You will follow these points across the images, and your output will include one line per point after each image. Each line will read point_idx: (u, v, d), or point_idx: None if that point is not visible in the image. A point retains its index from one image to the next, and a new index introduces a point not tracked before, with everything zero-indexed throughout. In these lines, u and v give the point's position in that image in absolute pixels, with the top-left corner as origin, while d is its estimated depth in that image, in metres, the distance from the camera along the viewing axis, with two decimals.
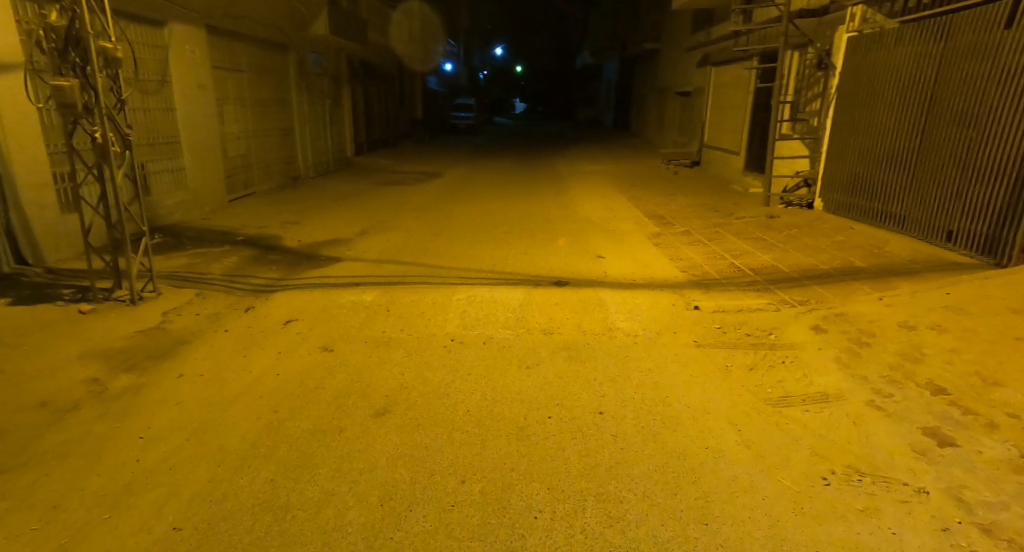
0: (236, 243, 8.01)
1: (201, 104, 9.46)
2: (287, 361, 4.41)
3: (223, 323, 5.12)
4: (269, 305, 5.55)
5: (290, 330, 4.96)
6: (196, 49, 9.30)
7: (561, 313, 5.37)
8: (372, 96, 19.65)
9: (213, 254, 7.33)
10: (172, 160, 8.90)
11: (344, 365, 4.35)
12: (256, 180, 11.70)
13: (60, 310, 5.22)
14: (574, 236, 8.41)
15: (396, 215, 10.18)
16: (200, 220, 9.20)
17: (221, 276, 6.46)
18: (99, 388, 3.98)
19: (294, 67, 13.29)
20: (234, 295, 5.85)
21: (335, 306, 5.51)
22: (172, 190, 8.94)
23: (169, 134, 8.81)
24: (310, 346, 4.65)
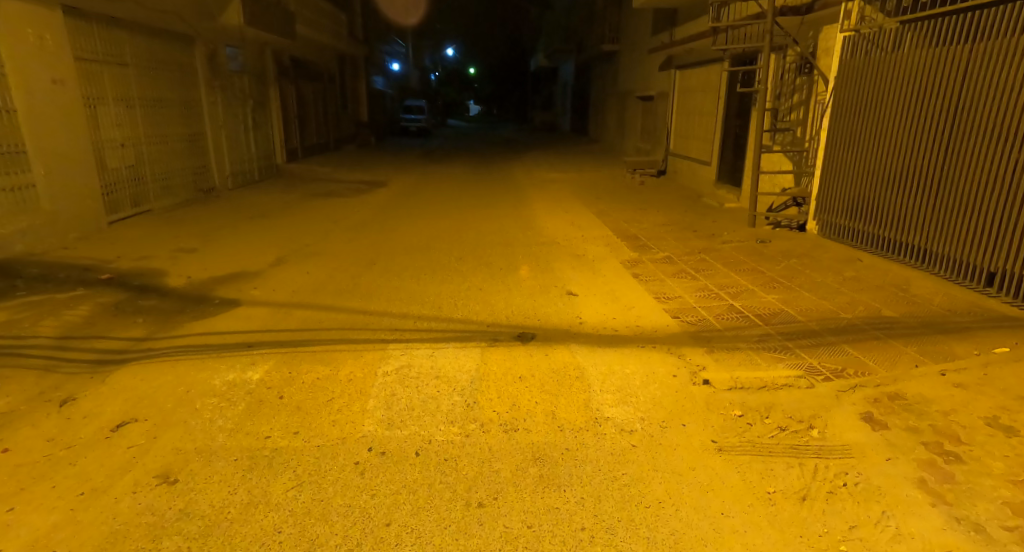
0: (96, 283, 6.27)
1: (56, 105, 7.63)
2: (86, 514, 2.81)
3: (7, 435, 3.47)
4: (100, 394, 3.93)
5: (118, 446, 3.35)
6: (46, 35, 7.51)
7: (526, 393, 3.89)
8: (306, 97, 17.83)
9: (56, 304, 5.59)
10: (14, 178, 7.05)
11: (182, 519, 2.78)
12: (152, 195, 9.87)
13: None
14: (535, 264, 6.98)
15: (321, 236, 8.54)
16: (57, 251, 7.38)
17: (49, 343, 4.75)
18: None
19: (201, 62, 11.43)
20: (51, 377, 4.18)
21: (205, 392, 3.92)
22: (14, 214, 7.06)
23: (9, 144, 6.96)
24: (141, 479, 3.06)
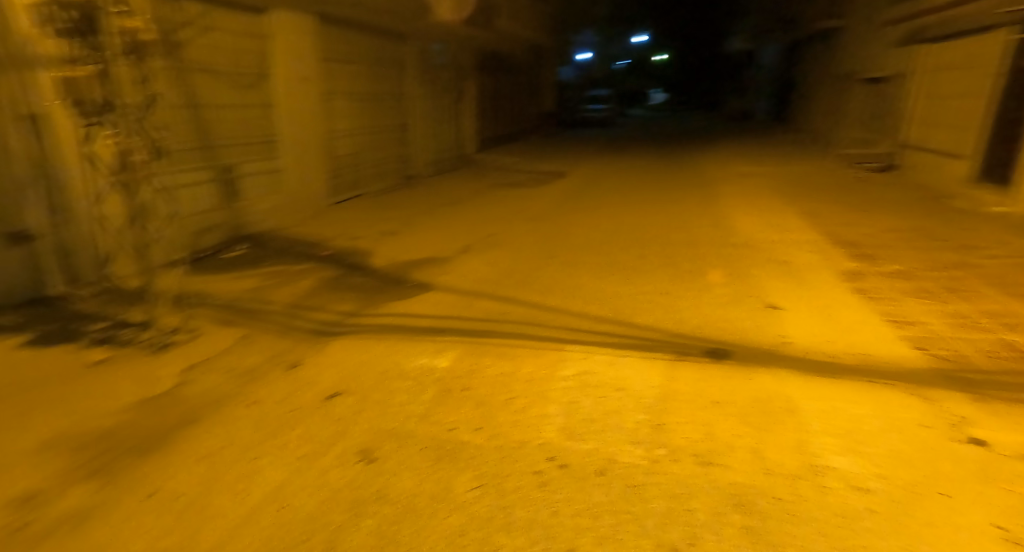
0: (319, 258, 6.96)
1: (304, 98, 8.68)
2: (302, 479, 3.00)
3: (251, 391, 3.90)
4: (318, 363, 4.28)
5: (331, 417, 3.57)
6: (303, 39, 8.59)
7: (721, 422, 3.44)
8: (499, 89, 18.42)
9: (287, 275, 6.28)
10: (268, 162, 8.13)
11: (380, 498, 2.84)
12: (367, 179, 10.78)
13: (78, 357, 4.19)
14: (735, 269, 6.33)
15: (510, 225, 8.66)
16: (296, 227, 8.30)
17: (282, 310, 5.34)
18: (35, 514, 2.73)
19: (413, 59, 12.30)
20: (282, 342, 4.66)
21: (399, 374, 4.06)
22: (267, 192, 8.14)
23: (266, 132, 8.06)
24: (345, 452, 3.21)
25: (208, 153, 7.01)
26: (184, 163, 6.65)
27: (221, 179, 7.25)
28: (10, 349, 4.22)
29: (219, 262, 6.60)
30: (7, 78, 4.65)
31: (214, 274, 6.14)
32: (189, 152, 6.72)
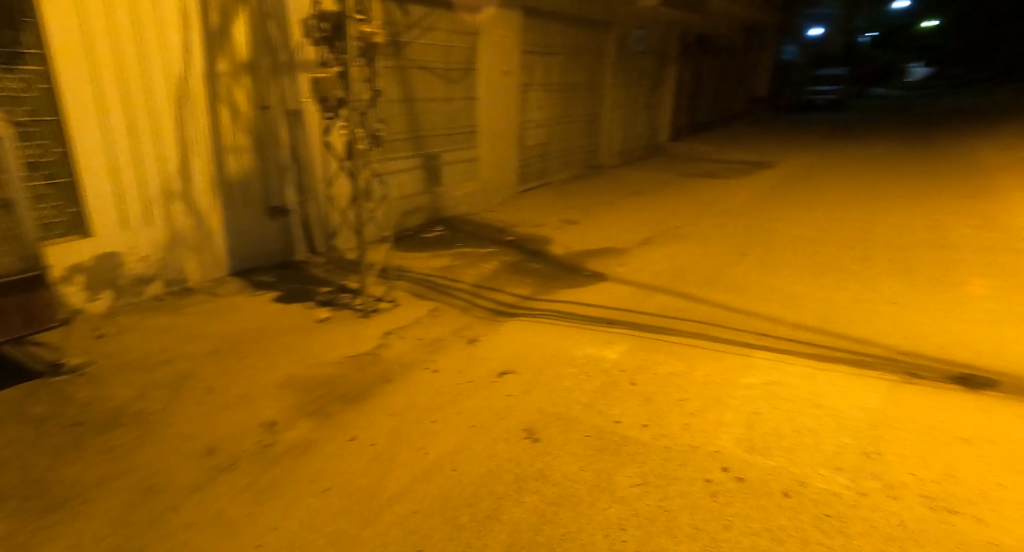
0: (503, 243, 7.42)
1: (502, 91, 9.19)
2: (474, 446, 3.30)
3: (435, 359, 4.35)
4: (494, 340, 4.62)
5: (503, 393, 3.85)
6: (508, 34, 9.07)
7: (955, 464, 3.03)
8: (704, 73, 17.57)
9: (474, 257, 6.80)
10: (467, 151, 8.78)
11: (541, 478, 3.02)
12: (553, 168, 11.11)
13: (305, 313, 4.95)
14: (958, 285, 5.48)
15: (696, 219, 8.37)
16: (484, 213, 8.91)
17: (468, 288, 5.82)
18: (271, 438, 3.36)
19: (613, 48, 12.29)
20: (465, 317, 5.11)
21: (568, 360, 4.23)
22: (464, 178, 8.81)
23: (468, 124, 8.70)
24: (513, 428, 3.45)
25: (416, 142, 7.78)
26: (396, 152, 7.51)
27: (426, 166, 8.02)
28: (267, 301, 5.09)
29: (419, 241, 7.35)
30: (280, 83, 5.56)
31: (411, 252, 6.86)
32: (400, 142, 7.54)
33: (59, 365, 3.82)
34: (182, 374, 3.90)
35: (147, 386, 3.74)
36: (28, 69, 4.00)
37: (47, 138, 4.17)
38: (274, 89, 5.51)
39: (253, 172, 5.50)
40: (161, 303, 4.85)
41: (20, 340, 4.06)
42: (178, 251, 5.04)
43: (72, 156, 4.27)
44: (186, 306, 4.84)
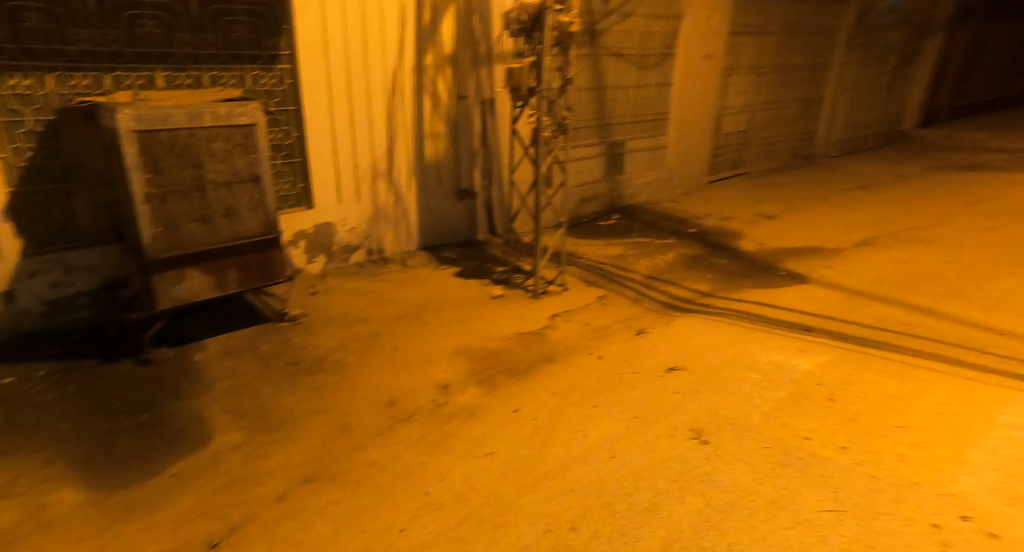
0: (683, 235, 7.21)
1: (702, 76, 8.82)
2: (634, 437, 3.34)
3: (601, 345, 4.43)
4: (663, 334, 4.56)
5: (669, 389, 3.81)
6: (715, 15, 8.61)
7: None
8: (1005, 40, 14.14)
9: (652, 248, 6.70)
10: (655, 138, 8.61)
11: (709, 482, 2.96)
12: (751, 158, 10.37)
13: (481, 289, 5.32)
14: None
15: (931, 223, 7.21)
16: (666, 203, 8.73)
17: (641, 279, 5.78)
18: (443, 398, 3.72)
19: (849, 23, 10.92)
20: (635, 308, 5.11)
21: (744, 364, 4.03)
22: (647, 167, 8.65)
23: (659, 110, 8.51)
24: (682, 426, 3.41)
25: (603, 129, 7.85)
26: (583, 139, 7.66)
27: (610, 154, 8.04)
28: (451, 275, 5.57)
29: (594, 228, 7.44)
30: (478, 74, 5.97)
31: (587, 239, 6.98)
32: (586, 130, 7.65)
33: (284, 314, 4.56)
34: (375, 332, 4.47)
35: (347, 339, 4.35)
36: (281, 68, 4.81)
37: (289, 125, 4.95)
38: (472, 79, 5.93)
39: (447, 156, 6.00)
40: (362, 270, 5.55)
41: (258, 290, 4.94)
42: (379, 226, 5.71)
43: (305, 141, 5.03)
44: (382, 274, 5.49)
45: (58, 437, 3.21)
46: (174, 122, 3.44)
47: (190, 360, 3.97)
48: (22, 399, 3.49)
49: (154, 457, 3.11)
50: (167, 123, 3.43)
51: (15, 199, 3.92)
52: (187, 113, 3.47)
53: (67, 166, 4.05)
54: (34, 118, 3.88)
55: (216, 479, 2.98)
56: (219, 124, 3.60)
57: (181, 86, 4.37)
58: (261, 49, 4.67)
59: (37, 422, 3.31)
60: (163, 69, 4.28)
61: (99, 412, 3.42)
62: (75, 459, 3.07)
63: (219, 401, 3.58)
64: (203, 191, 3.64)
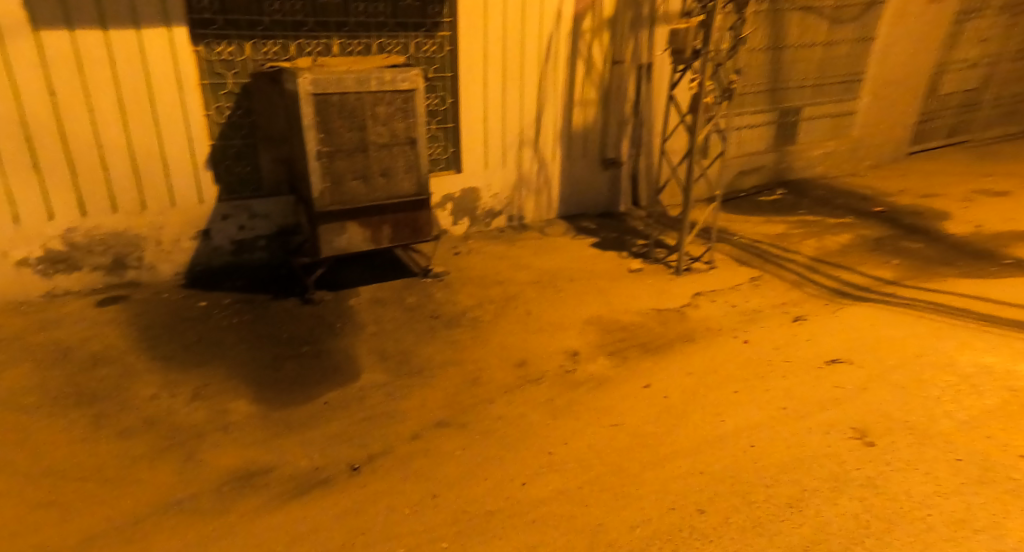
0: (866, 213, 6.49)
1: (918, 26, 7.70)
2: (780, 430, 3.14)
3: (748, 329, 4.19)
4: (822, 324, 4.19)
5: (824, 384, 3.51)
6: None
7: None
8: None
9: (823, 227, 6.11)
10: (841, 104, 7.73)
11: (870, 487, 2.70)
12: (977, 123, 8.90)
13: (619, 261, 5.24)
14: None
15: None
16: (849, 177, 7.86)
17: (803, 262, 5.30)
18: (571, 365, 3.78)
19: None
20: (794, 293, 4.73)
21: (925, 365, 3.59)
22: (825, 138, 7.81)
23: (851, 72, 7.61)
24: (842, 425, 3.14)
25: (783, 93, 7.23)
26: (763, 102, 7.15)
27: (780, 123, 7.37)
28: (589, 245, 5.56)
29: (754, 204, 6.93)
30: (638, 37, 5.76)
31: (744, 215, 6.53)
32: (756, 95, 7.05)
33: (428, 269, 4.86)
34: (510, 294, 4.62)
35: (483, 299, 4.55)
36: (442, 34, 5.01)
37: (446, 91, 5.17)
38: (631, 43, 5.74)
39: (596, 123, 5.92)
40: (503, 235, 5.71)
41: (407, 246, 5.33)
42: (521, 193, 5.82)
43: (459, 107, 5.23)
44: (520, 240, 5.62)
45: (234, 358, 3.78)
46: (345, 87, 3.77)
47: (345, 304, 4.43)
48: (213, 322, 4.15)
49: (309, 385, 3.55)
50: (338, 86, 3.76)
51: (216, 151, 4.57)
52: (356, 77, 3.78)
53: (256, 125, 4.64)
54: (233, 81, 4.47)
55: (359, 412, 3.33)
56: (383, 89, 3.88)
57: (353, 52, 4.74)
58: (425, 17, 4.90)
59: (221, 343, 3.92)
60: (339, 37, 4.68)
61: (267, 340, 3.96)
62: (247, 377, 3.60)
63: (366, 343, 3.97)
64: (365, 152, 3.96)
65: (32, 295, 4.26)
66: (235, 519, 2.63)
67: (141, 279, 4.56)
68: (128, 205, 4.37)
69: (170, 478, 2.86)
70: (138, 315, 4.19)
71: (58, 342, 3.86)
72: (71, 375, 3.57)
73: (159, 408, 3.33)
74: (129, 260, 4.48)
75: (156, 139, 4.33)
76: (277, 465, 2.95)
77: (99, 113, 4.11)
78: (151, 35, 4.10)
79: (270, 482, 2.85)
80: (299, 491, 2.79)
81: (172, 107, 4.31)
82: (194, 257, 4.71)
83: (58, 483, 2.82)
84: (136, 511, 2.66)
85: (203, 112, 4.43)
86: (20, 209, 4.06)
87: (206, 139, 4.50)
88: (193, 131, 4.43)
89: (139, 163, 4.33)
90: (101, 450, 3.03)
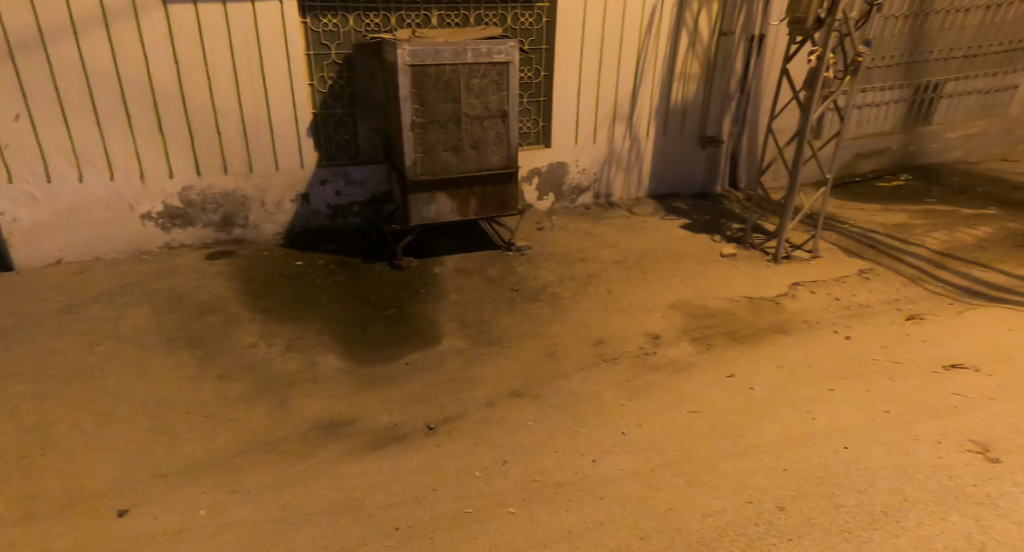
0: (1012, 204, 5.84)
1: None
2: (873, 435, 2.95)
3: (852, 325, 3.91)
4: (937, 326, 3.85)
5: (933, 390, 3.24)
6: None
7: None
8: None
9: (951, 219, 5.55)
10: (986, 81, 6.92)
11: (987, 506, 2.49)
12: None
13: (713, 245, 5.04)
14: None
15: None
16: (989, 163, 7.06)
17: (928, 256, 4.84)
18: (651, 348, 3.72)
19: None
20: (908, 289, 4.35)
21: None
22: (968, 117, 7.06)
23: (1010, 41, 6.78)
24: (958, 437, 2.90)
25: (936, 65, 6.62)
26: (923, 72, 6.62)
27: (914, 100, 6.72)
28: (683, 226, 5.37)
29: (871, 189, 6.39)
30: (750, 6, 5.41)
31: (858, 202, 6.04)
32: (886, 70, 6.44)
33: (512, 243, 4.90)
34: (591, 272, 4.59)
35: (564, 275, 4.55)
36: (541, 6, 4.94)
37: (541, 64, 5.12)
38: (741, 13, 5.41)
39: (697, 98, 5.67)
40: (588, 212, 5.62)
41: (491, 219, 5.40)
42: (610, 170, 5.70)
43: (553, 80, 5.16)
44: (606, 218, 5.52)
45: (325, 315, 4.03)
46: (443, 58, 3.83)
47: (431, 271, 4.57)
48: (309, 280, 4.44)
49: (391, 346, 3.72)
50: (436, 58, 3.83)
51: (319, 119, 4.82)
52: (453, 49, 3.83)
53: (356, 95, 4.85)
54: (337, 52, 4.67)
55: (437, 376, 3.46)
56: (479, 61, 3.91)
57: (451, 24, 4.80)
58: None
59: (314, 300, 4.20)
60: (438, 8, 4.74)
61: (356, 301, 4.19)
62: (336, 334, 3.83)
63: (448, 310, 4.09)
64: (458, 123, 4.03)
65: (153, 245, 4.73)
66: (321, 463, 2.84)
67: (246, 237, 4.94)
68: (238, 168, 4.73)
69: (262, 421, 3.12)
70: (242, 269, 4.55)
71: (174, 289, 4.28)
72: (183, 319, 3.96)
73: (256, 356, 3.62)
74: (237, 219, 4.86)
75: (264, 107, 4.63)
76: (358, 417, 3.15)
77: (215, 81, 4.44)
78: (265, 7, 4.36)
79: (352, 432, 3.05)
80: (377, 444, 2.97)
81: (280, 77, 4.58)
82: (294, 219, 5.02)
83: (167, 414, 3.16)
84: (233, 446, 2.95)
85: (308, 82, 4.68)
86: (145, 167, 4.50)
87: (310, 108, 4.76)
88: (299, 100, 4.69)
89: (249, 129, 4.65)
90: (206, 389, 3.35)
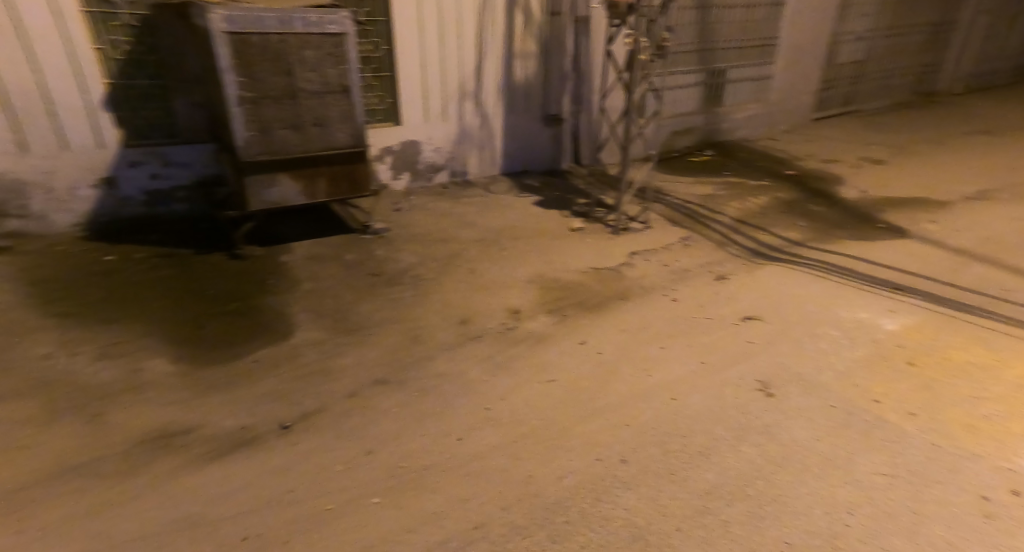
0: (794, 174, 6.83)
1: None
2: (704, 383, 3.28)
3: (678, 288, 4.31)
4: (747, 283, 4.38)
5: (749, 339, 3.69)
6: None
7: None
8: None
9: (747, 189, 6.34)
10: (760, 68, 7.92)
11: (793, 432, 2.91)
12: (897, 90, 9.77)
13: (557, 220, 5.23)
14: None
15: None
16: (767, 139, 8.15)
17: (731, 223, 5.46)
18: (512, 324, 3.76)
19: None
20: (721, 252, 4.90)
21: (842, 319, 3.89)
22: (749, 100, 8.05)
23: (768, 34, 7.77)
24: (770, 376, 3.33)
25: (721, 53, 7.42)
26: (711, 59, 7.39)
27: (708, 83, 7.50)
28: (529, 202, 5.50)
29: (686, 164, 7.07)
30: None
31: (676, 176, 6.64)
32: (684, 55, 7.10)
33: (369, 226, 4.67)
34: (444, 252, 4.51)
35: (417, 256, 4.42)
36: None
37: (380, 37, 4.89)
38: None
39: (537, 77, 5.79)
40: (446, 192, 5.51)
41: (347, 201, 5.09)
42: (465, 147, 5.65)
43: (395, 55, 4.98)
44: (465, 198, 5.45)
45: (161, 317, 3.50)
46: (266, 27, 3.48)
47: (279, 261, 4.18)
48: (128, 277, 3.83)
49: (236, 344, 3.35)
50: (259, 26, 3.46)
51: (116, 91, 4.13)
52: (279, 17, 3.49)
53: (163, 64, 4.24)
54: (130, 12, 4.04)
55: (291, 371, 3.18)
56: (310, 30, 3.60)
57: None
58: None
59: (140, 298, 3.63)
60: None
61: (183, 297, 3.69)
62: (166, 336, 3.35)
63: (296, 301, 3.77)
64: (295, 99, 3.69)
65: None
66: (149, 482, 2.47)
67: (30, 229, 4.10)
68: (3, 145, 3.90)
69: (68, 443, 2.64)
70: (26, 269, 3.78)
71: None
72: None
73: (57, 370, 3.04)
74: (12, 207, 4.02)
75: (32, 71, 3.86)
76: (199, 425, 2.79)
77: None
78: None
79: (190, 442, 2.69)
80: (223, 452, 2.65)
81: (53, 36, 3.85)
82: (98, 208, 4.28)
83: None
84: (27, 478, 2.45)
85: (94, 45, 3.99)
86: None
87: (100, 76, 4.06)
88: (82, 65, 3.98)
89: (14, 99, 3.86)
90: None
